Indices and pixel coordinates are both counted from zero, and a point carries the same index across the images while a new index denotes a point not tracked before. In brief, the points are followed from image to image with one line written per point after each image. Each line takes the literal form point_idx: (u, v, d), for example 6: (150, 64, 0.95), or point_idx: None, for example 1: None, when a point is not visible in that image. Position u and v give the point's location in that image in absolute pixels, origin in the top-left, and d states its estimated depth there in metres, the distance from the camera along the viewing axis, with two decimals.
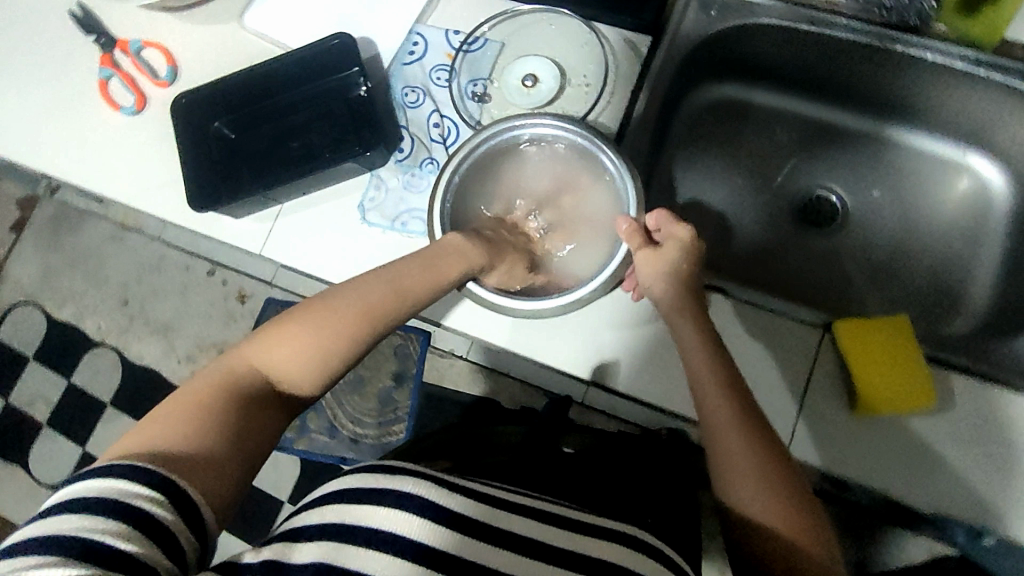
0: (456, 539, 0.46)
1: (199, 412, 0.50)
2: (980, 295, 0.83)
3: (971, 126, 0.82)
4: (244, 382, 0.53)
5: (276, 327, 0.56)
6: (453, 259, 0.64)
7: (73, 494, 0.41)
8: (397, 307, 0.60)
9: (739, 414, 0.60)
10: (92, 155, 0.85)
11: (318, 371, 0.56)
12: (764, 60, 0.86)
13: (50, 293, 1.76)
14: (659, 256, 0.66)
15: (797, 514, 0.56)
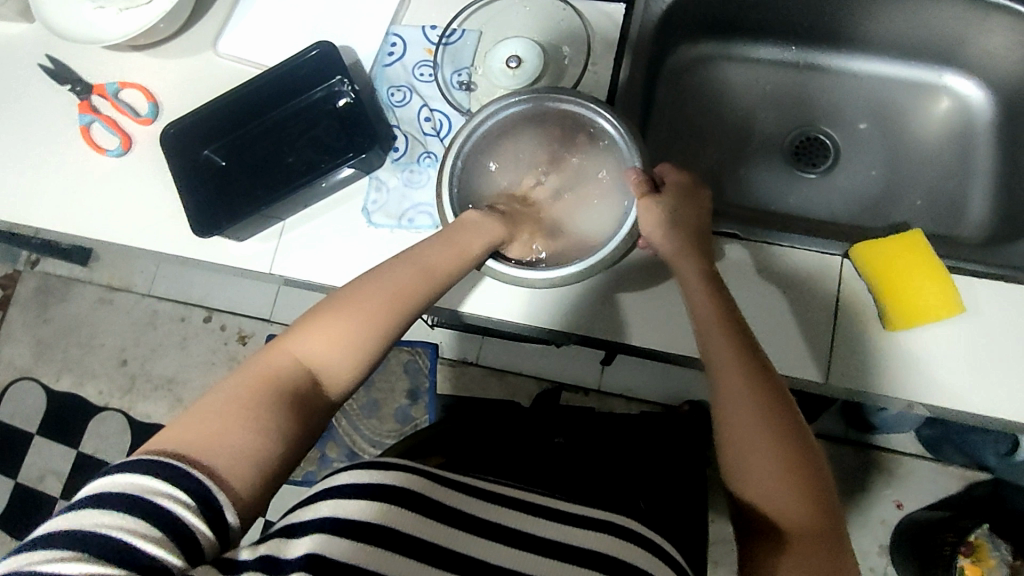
0: (443, 534, 0.52)
1: (242, 407, 0.52)
2: (980, 202, 0.85)
3: (944, 43, 0.86)
4: (288, 378, 0.56)
5: (309, 322, 0.59)
6: (472, 235, 0.66)
7: (102, 489, 0.44)
8: (420, 296, 0.63)
9: (747, 381, 0.59)
10: (84, 202, 0.84)
11: (352, 363, 0.58)
12: (735, 13, 0.89)
13: (44, 365, 1.72)
14: (660, 206, 0.67)
15: (792, 455, 0.56)
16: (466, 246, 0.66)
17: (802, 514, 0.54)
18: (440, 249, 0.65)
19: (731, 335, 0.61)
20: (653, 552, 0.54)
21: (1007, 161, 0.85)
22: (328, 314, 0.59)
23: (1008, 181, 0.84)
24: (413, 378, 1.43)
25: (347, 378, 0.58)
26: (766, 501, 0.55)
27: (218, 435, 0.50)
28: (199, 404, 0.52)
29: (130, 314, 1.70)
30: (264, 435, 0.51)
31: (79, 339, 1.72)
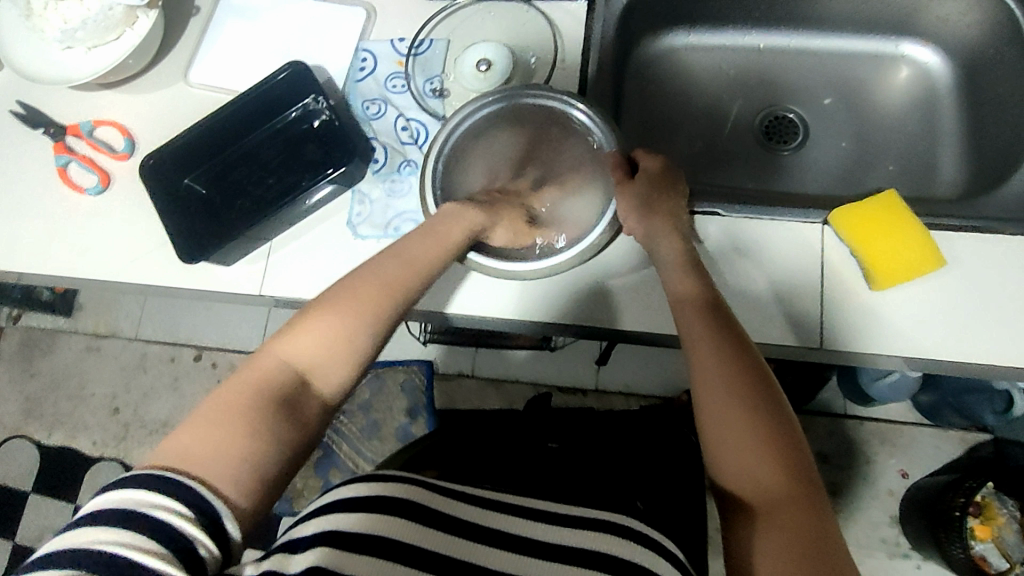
0: (445, 544, 0.51)
1: (237, 418, 0.51)
2: (950, 163, 0.87)
3: (898, 14, 0.89)
4: (282, 381, 0.55)
5: (295, 323, 0.58)
6: (453, 221, 0.68)
7: (108, 506, 0.43)
8: (405, 295, 0.62)
9: (719, 355, 0.59)
10: (66, 242, 0.83)
11: (346, 362, 0.58)
12: (695, 4, 0.91)
13: (34, 421, 1.69)
14: (630, 189, 0.71)
15: (767, 434, 0.55)
16: (445, 242, 0.67)
17: (775, 481, 0.53)
18: (417, 251, 0.65)
19: (705, 315, 0.62)
20: (646, 546, 0.53)
21: (971, 121, 0.87)
22: (316, 314, 0.58)
23: (975, 139, 0.86)
24: (411, 396, 1.43)
25: (338, 380, 0.58)
26: (740, 472, 0.55)
27: (221, 442, 0.50)
28: (193, 419, 0.52)
29: (118, 360, 1.68)
30: (262, 442, 0.51)
31: (68, 390, 1.69)
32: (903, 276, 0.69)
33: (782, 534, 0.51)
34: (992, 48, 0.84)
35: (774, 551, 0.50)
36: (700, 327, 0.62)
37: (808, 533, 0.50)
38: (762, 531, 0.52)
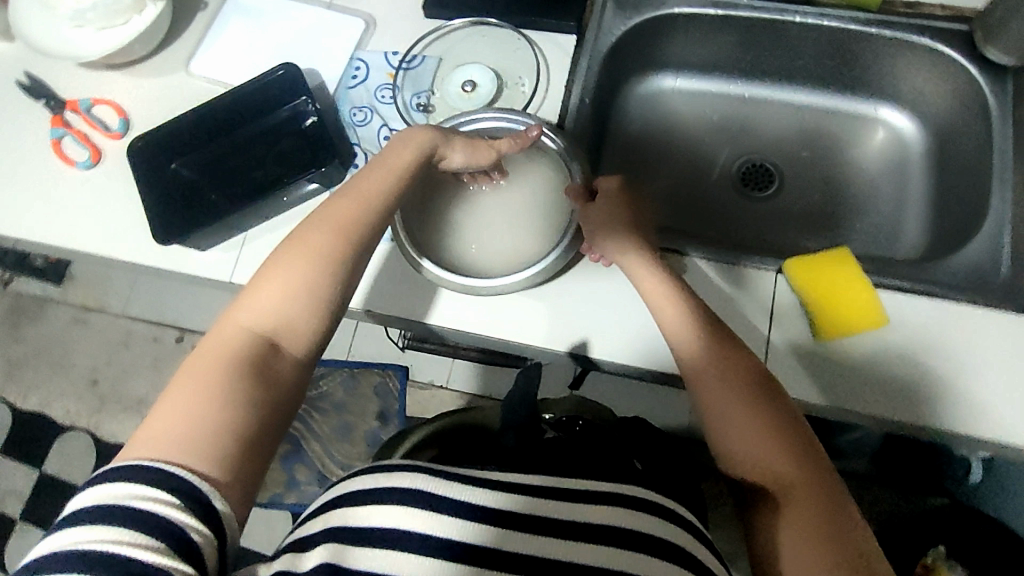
0: (432, 520, 0.51)
1: (211, 382, 0.54)
2: (913, 227, 0.90)
3: (877, 80, 0.92)
4: (242, 345, 0.58)
5: (253, 288, 0.61)
6: (402, 146, 0.71)
7: (104, 502, 0.45)
8: (368, 218, 0.66)
9: (714, 363, 0.63)
10: (51, 211, 0.86)
11: (309, 311, 0.61)
12: (682, 50, 0.95)
13: (13, 384, 1.71)
14: (593, 209, 0.75)
15: (775, 432, 0.59)
16: (395, 168, 0.70)
17: (787, 470, 0.58)
18: (381, 194, 0.68)
19: (688, 325, 0.66)
20: (649, 512, 0.54)
21: (937, 189, 0.89)
22: (277, 271, 0.61)
23: (939, 208, 0.88)
24: (383, 401, 1.45)
25: (305, 331, 0.60)
26: (753, 466, 0.59)
27: (187, 406, 0.52)
28: (168, 394, 0.53)
29: (102, 334, 1.71)
30: (225, 398, 0.53)
31: (50, 359, 1.72)
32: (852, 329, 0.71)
33: (803, 519, 0.56)
34: (963, 122, 0.86)
35: (794, 538, 0.55)
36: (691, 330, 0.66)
37: (827, 513, 0.56)
38: (783, 518, 0.56)
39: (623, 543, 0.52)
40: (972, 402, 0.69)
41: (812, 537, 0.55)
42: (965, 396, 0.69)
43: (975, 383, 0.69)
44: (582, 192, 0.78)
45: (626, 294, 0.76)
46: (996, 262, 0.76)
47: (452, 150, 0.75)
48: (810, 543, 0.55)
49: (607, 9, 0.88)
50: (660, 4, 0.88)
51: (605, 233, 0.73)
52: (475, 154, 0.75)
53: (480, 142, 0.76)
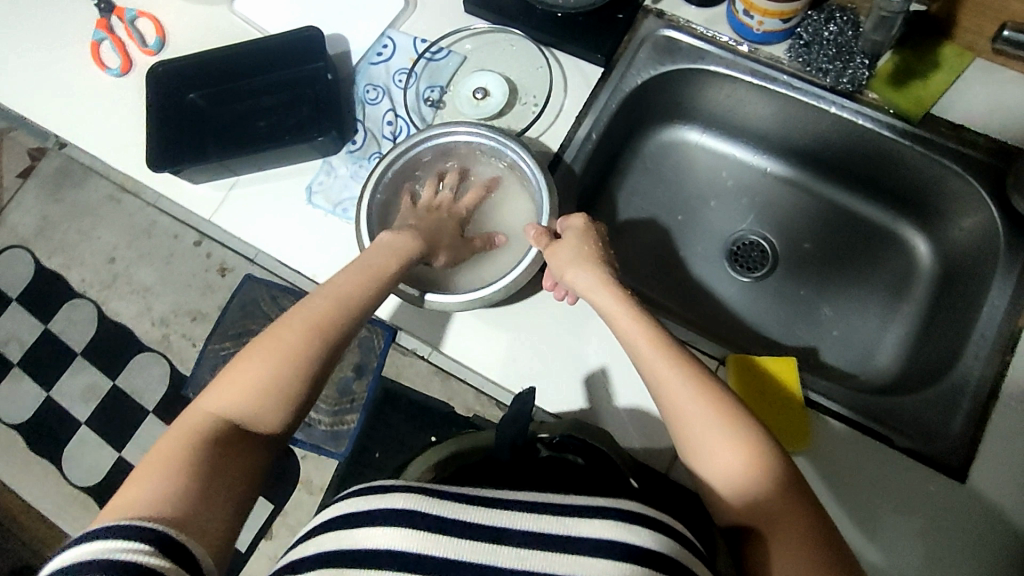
0: (426, 539, 0.48)
1: (170, 465, 0.54)
2: (893, 351, 0.86)
3: (906, 193, 0.87)
4: (204, 433, 0.57)
5: (224, 374, 0.61)
6: (388, 254, 0.71)
7: (78, 557, 0.45)
8: (341, 321, 0.65)
9: (697, 401, 0.62)
10: (76, 109, 0.91)
11: (275, 400, 0.60)
12: (712, 107, 0.92)
13: (45, 242, 1.72)
14: (560, 248, 0.74)
15: (764, 473, 0.58)
16: (377, 273, 0.69)
17: (776, 499, 0.57)
18: (362, 303, 0.67)
19: (667, 359, 0.64)
20: (657, 530, 0.49)
21: (926, 320, 0.85)
22: (246, 360, 0.62)
23: (921, 340, 0.84)
24: (367, 352, 1.38)
25: (273, 416, 0.60)
26: (746, 498, 0.58)
27: (145, 485, 0.52)
28: (132, 476, 0.54)
29: (131, 217, 1.69)
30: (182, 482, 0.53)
31: (81, 224, 1.71)
32: (786, 441, 0.71)
33: (805, 549, 0.54)
34: (974, 262, 0.81)
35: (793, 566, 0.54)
36: (671, 370, 0.64)
37: (823, 538, 0.55)
38: (776, 548, 0.55)
39: (621, 560, 0.47)
40: (879, 553, 0.66)
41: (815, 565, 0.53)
42: (872, 545, 0.67)
43: (887, 533, 0.67)
44: (546, 231, 0.75)
45: (568, 341, 0.76)
46: (948, 418, 0.72)
47: (437, 252, 0.78)
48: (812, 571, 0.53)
49: (641, 51, 0.86)
50: (698, 58, 0.85)
51: (575, 268, 0.72)
52: (457, 253, 0.80)
53: (460, 240, 0.81)
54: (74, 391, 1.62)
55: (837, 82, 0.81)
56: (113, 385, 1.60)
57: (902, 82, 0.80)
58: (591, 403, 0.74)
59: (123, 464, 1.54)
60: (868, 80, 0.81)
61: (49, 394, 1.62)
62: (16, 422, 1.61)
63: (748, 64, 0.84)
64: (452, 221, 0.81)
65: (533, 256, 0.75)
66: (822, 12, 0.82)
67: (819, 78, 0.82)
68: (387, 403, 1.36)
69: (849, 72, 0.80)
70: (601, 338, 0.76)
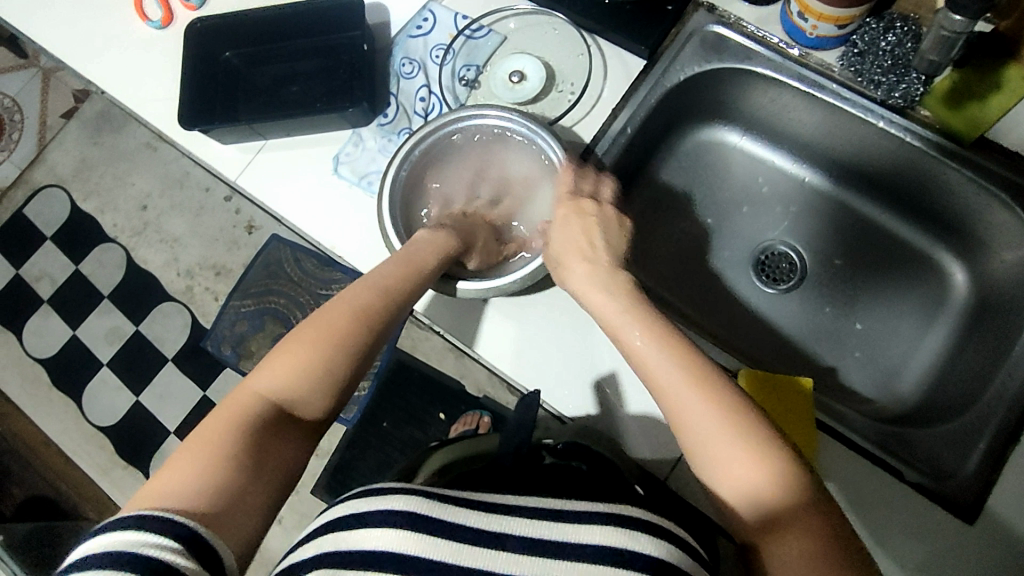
0: (425, 542, 0.47)
1: (213, 455, 0.52)
2: (916, 380, 0.83)
3: (947, 218, 0.83)
4: (252, 416, 0.55)
5: (269, 357, 0.59)
6: (427, 250, 0.71)
7: (110, 549, 0.43)
8: (383, 309, 0.64)
9: (697, 393, 0.58)
10: (115, 59, 0.91)
11: (318, 385, 0.58)
12: (756, 110, 0.89)
13: (81, 183, 1.75)
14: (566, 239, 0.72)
15: (772, 479, 0.53)
16: (417, 266, 0.69)
17: (783, 509, 0.52)
18: (403, 296, 0.66)
19: (667, 351, 0.61)
20: (661, 537, 0.49)
21: (954, 350, 0.82)
22: (292, 341, 0.59)
23: (947, 370, 0.81)
24: None
25: (316, 404, 0.58)
26: (744, 490, 0.54)
27: (188, 471, 0.50)
28: (171, 464, 0.51)
29: (165, 167, 1.72)
30: (231, 464, 0.51)
31: (117, 170, 1.74)
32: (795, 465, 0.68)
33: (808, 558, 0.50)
34: (1015, 297, 0.77)
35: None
36: (671, 365, 0.60)
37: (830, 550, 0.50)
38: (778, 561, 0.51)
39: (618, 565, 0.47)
40: None
41: None
42: None
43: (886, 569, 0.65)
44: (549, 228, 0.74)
45: (580, 337, 0.76)
46: (963, 456, 0.70)
47: (471, 254, 0.77)
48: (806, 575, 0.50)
49: (687, 46, 0.83)
50: (746, 58, 0.82)
51: (574, 259, 0.70)
52: (489, 257, 0.78)
53: (492, 246, 0.80)
54: (98, 333, 1.65)
55: (889, 96, 0.78)
56: (136, 330, 1.63)
57: (959, 101, 0.74)
58: (597, 403, 0.73)
59: (140, 408, 1.58)
60: (920, 96, 0.77)
61: (74, 333, 1.65)
62: (41, 357, 1.65)
63: (796, 69, 0.80)
64: (486, 226, 0.80)
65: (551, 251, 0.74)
66: (882, 20, 0.77)
67: (870, 89, 0.79)
68: (398, 376, 1.37)
69: (903, 87, 0.76)
70: (614, 338, 0.75)
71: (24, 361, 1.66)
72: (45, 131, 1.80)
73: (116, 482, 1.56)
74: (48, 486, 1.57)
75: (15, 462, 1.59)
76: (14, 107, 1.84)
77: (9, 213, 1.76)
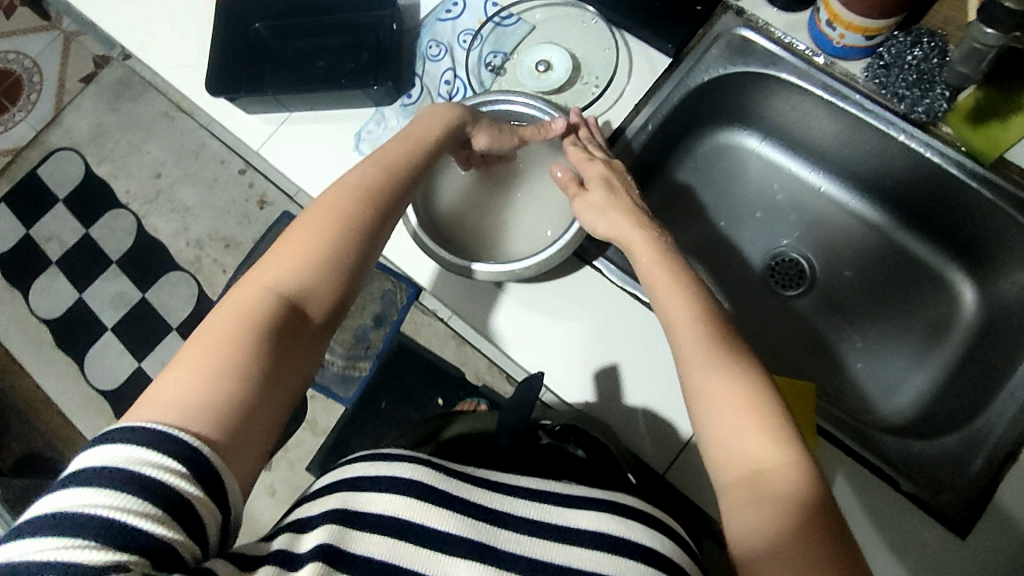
0: (428, 510, 0.47)
1: (221, 352, 0.49)
2: (918, 395, 0.83)
3: (961, 236, 0.83)
4: (260, 303, 0.53)
5: (270, 252, 0.58)
6: (432, 120, 0.70)
7: (108, 465, 0.40)
8: (387, 191, 0.63)
9: (718, 369, 0.55)
10: (145, 23, 0.91)
11: (324, 275, 0.57)
12: (777, 116, 0.89)
13: (96, 148, 1.75)
14: (587, 203, 0.72)
15: (760, 418, 0.52)
16: (420, 140, 0.68)
17: (772, 452, 0.51)
18: (405, 168, 0.66)
19: (683, 296, 0.61)
20: (657, 529, 0.50)
21: (959, 366, 0.82)
22: (294, 235, 0.58)
23: (949, 386, 0.81)
24: (385, 306, 1.26)
25: (325, 295, 0.57)
26: (742, 463, 0.51)
27: (191, 376, 0.47)
28: (170, 367, 0.48)
29: (181, 137, 1.72)
30: (243, 353, 0.50)
31: (133, 136, 1.74)
32: None
33: (790, 543, 0.46)
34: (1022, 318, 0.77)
35: (753, 524, 0.48)
36: (684, 308, 0.60)
37: (805, 511, 0.48)
38: (746, 508, 0.49)
39: (616, 550, 0.48)
40: None
41: (776, 526, 0.47)
42: None
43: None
44: (574, 176, 0.74)
45: (587, 328, 0.76)
46: (960, 472, 0.70)
47: (478, 130, 0.74)
48: (766, 524, 0.48)
49: (714, 47, 0.83)
50: (771, 63, 0.82)
51: (602, 216, 0.70)
52: (498, 138, 0.74)
53: (504, 127, 0.75)
54: (103, 297, 1.66)
55: (912, 110, 0.78)
56: (142, 297, 1.64)
57: (984, 120, 0.75)
58: (600, 394, 0.73)
59: (141, 374, 1.59)
60: (944, 114, 0.77)
61: (80, 296, 1.66)
62: (46, 317, 1.66)
63: (819, 76, 0.81)
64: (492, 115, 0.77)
65: (575, 230, 0.74)
66: (910, 34, 0.77)
67: (892, 103, 0.79)
68: (400, 359, 1.37)
69: (925, 102, 0.77)
70: (621, 331, 0.75)
71: (29, 320, 1.66)
72: (64, 94, 1.81)
73: None
74: (46, 444, 1.59)
75: (14, 419, 1.60)
76: (34, 68, 1.85)
77: (23, 172, 1.77)
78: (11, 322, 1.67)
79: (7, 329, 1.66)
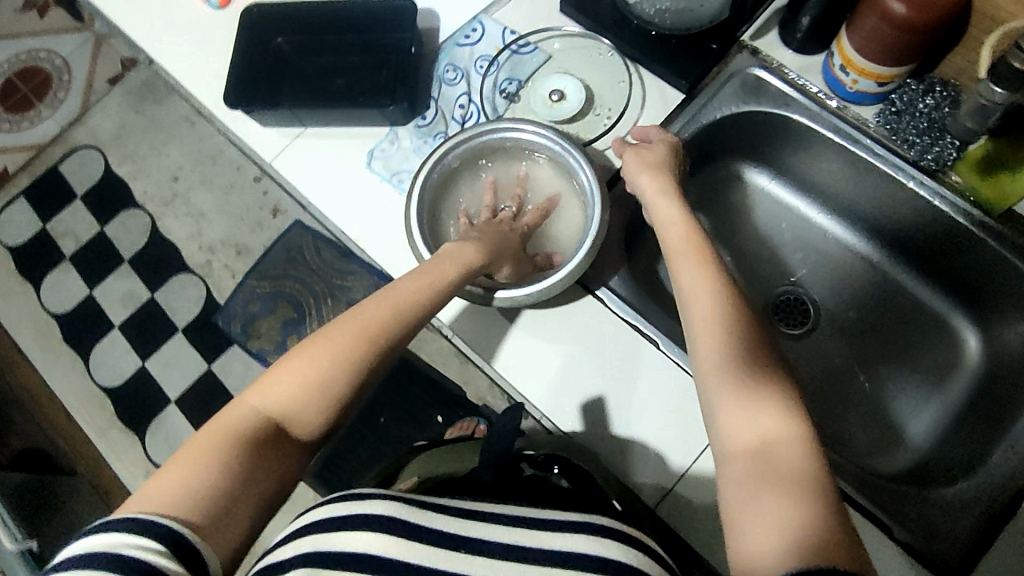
0: (405, 547, 0.47)
1: (205, 467, 0.50)
2: (918, 442, 0.82)
3: (967, 285, 0.83)
4: (247, 432, 0.53)
5: (270, 372, 0.56)
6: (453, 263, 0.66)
7: (93, 550, 0.43)
8: (392, 332, 0.59)
9: (731, 358, 0.54)
10: (171, 32, 0.94)
11: (316, 407, 0.55)
12: (787, 155, 0.90)
13: (116, 147, 1.78)
14: (644, 156, 0.74)
15: (778, 399, 0.51)
16: (437, 278, 0.64)
17: (784, 426, 0.50)
18: (417, 311, 0.61)
19: (708, 273, 0.60)
20: (632, 545, 0.50)
21: (960, 414, 0.82)
22: (294, 360, 0.56)
23: (949, 436, 0.81)
24: None
25: (313, 425, 0.55)
26: (751, 436, 0.50)
27: (176, 485, 0.48)
28: (168, 463, 0.50)
29: (201, 142, 1.75)
30: (228, 477, 0.50)
31: (153, 138, 1.77)
32: None
33: (795, 515, 0.44)
34: None
35: (761, 499, 0.46)
36: (710, 282, 0.60)
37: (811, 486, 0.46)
38: (758, 482, 0.47)
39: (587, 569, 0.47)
40: None
41: (781, 495, 0.46)
42: None
43: None
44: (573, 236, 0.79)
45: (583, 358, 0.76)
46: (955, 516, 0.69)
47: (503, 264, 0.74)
48: (774, 494, 0.46)
49: (727, 85, 0.84)
50: (783, 104, 0.83)
51: (644, 173, 0.72)
52: (521, 268, 0.76)
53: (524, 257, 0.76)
54: (113, 296, 1.67)
55: (920, 158, 0.78)
56: (151, 297, 1.65)
57: (993, 171, 0.75)
58: (594, 424, 0.73)
59: (145, 373, 1.60)
60: (952, 162, 0.77)
61: (90, 293, 1.68)
62: (56, 312, 1.68)
63: (835, 120, 0.81)
64: (517, 236, 0.75)
65: (586, 247, 0.73)
66: (923, 83, 0.79)
67: (905, 149, 0.79)
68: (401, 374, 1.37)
69: (935, 150, 0.78)
70: (618, 362, 0.75)
71: (39, 314, 1.68)
72: (90, 94, 1.85)
73: (112, 445, 1.58)
74: (46, 439, 1.59)
75: (17, 412, 1.61)
76: (65, 67, 1.89)
77: (45, 168, 1.80)
78: (20, 315, 1.69)
79: (17, 321, 1.68)
